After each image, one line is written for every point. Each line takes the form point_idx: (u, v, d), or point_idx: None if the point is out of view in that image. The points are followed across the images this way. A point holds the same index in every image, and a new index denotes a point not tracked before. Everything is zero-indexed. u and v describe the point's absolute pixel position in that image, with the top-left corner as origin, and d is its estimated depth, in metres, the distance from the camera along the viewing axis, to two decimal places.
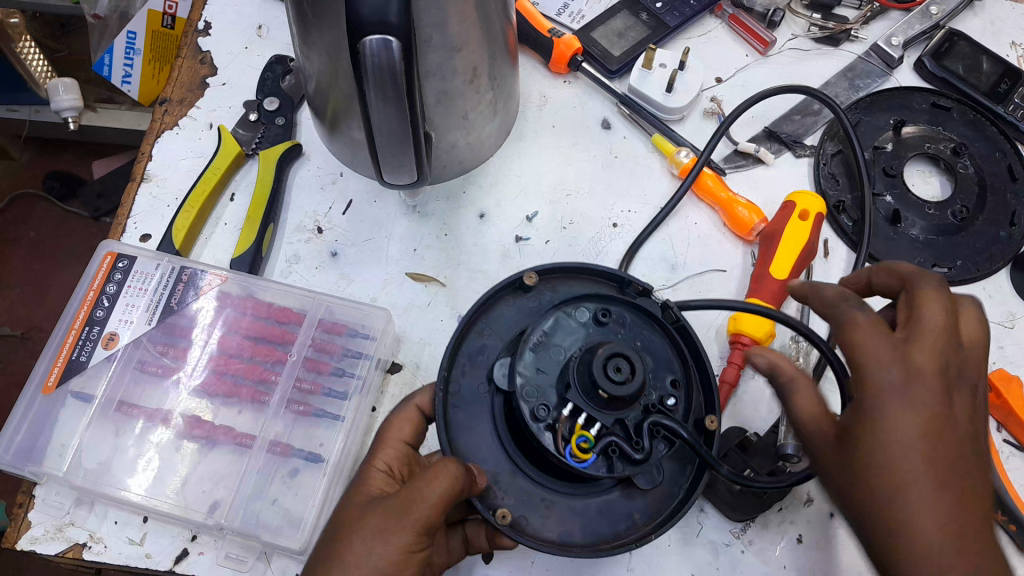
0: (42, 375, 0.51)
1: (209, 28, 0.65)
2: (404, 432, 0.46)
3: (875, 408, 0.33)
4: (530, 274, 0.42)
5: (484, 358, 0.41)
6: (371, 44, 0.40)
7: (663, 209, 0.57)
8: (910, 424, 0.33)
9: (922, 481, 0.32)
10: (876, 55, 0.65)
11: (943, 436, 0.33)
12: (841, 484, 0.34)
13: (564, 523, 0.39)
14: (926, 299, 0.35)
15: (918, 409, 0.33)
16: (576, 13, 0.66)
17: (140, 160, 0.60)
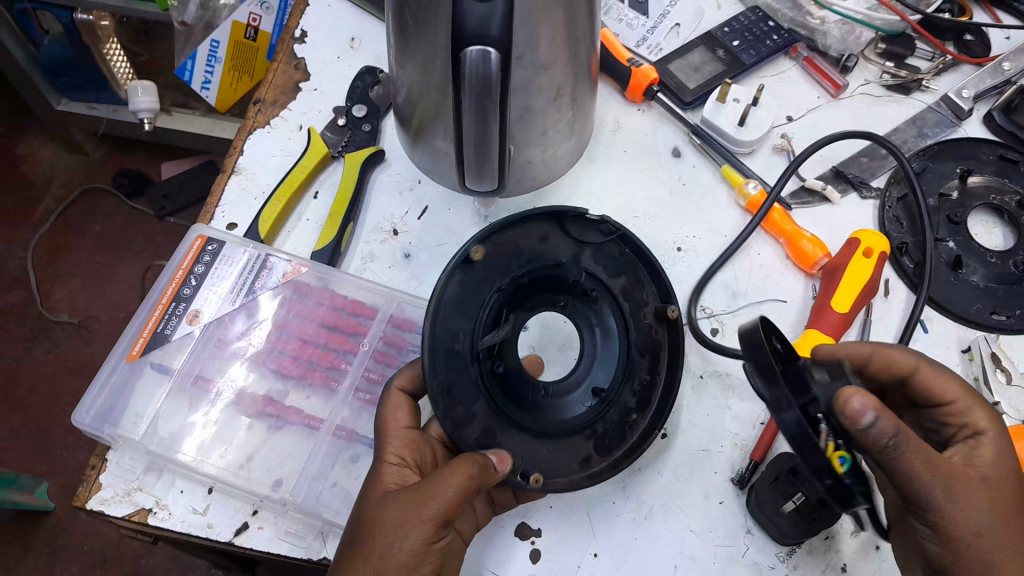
0: (128, 344, 0.54)
1: (305, 36, 0.69)
2: (401, 418, 0.47)
3: (1006, 455, 0.43)
4: (475, 249, 0.44)
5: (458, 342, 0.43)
6: (471, 54, 0.43)
7: (734, 241, 0.58)
8: (997, 488, 0.41)
9: (1005, 504, 0.40)
10: (946, 105, 0.67)
11: (1015, 499, 0.41)
12: (958, 491, 0.39)
13: (580, 454, 0.44)
14: (935, 377, 0.45)
15: (999, 458, 0.42)
16: (654, 46, 0.69)
17: (232, 154, 0.63)
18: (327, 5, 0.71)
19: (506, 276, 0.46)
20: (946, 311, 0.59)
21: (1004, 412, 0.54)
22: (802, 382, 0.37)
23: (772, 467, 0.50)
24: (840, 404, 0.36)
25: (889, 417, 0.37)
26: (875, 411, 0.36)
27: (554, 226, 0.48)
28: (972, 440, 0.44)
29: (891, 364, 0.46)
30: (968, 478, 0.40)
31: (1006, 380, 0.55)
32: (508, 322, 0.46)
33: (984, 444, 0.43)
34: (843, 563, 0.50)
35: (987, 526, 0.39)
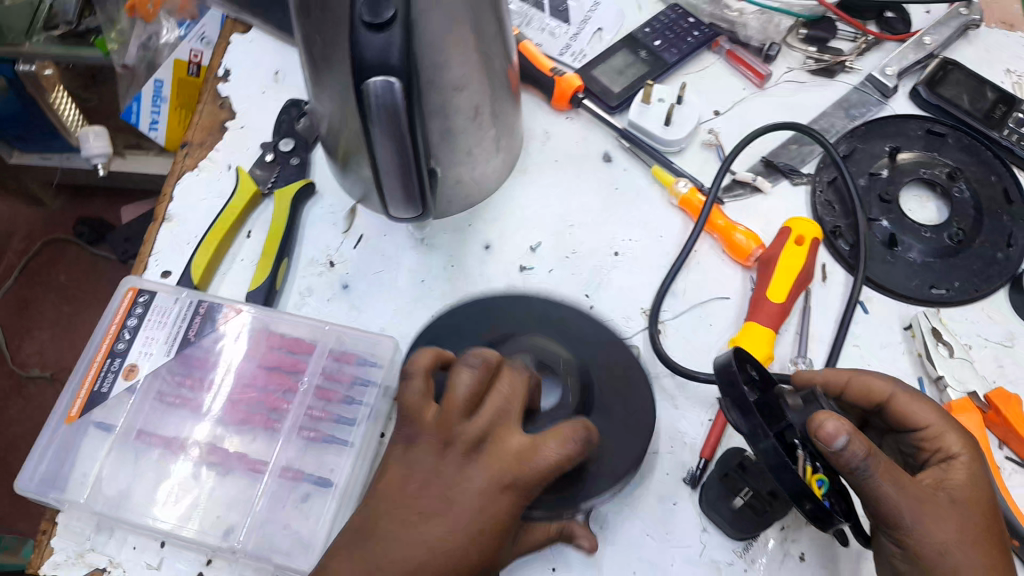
0: (66, 406, 0.53)
1: (228, 74, 0.69)
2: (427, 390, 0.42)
3: (980, 482, 0.43)
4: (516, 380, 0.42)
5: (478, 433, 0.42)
6: (374, 86, 0.42)
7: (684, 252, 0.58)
8: (969, 513, 0.41)
9: (971, 532, 0.40)
10: (871, 84, 0.67)
11: (987, 522, 0.41)
12: (919, 520, 0.40)
13: None
14: (909, 403, 0.46)
15: (973, 485, 0.42)
16: (578, 52, 0.69)
17: (162, 202, 0.63)
18: (249, 42, 0.71)
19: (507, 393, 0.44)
20: (886, 291, 0.59)
21: (948, 386, 0.54)
22: (776, 412, 0.41)
23: (721, 463, 0.52)
24: (816, 427, 0.39)
25: (862, 440, 0.38)
26: (848, 432, 0.38)
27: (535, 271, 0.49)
28: (943, 463, 0.44)
29: (868, 389, 0.47)
30: (939, 502, 0.41)
31: (949, 353, 0.55)
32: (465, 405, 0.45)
33: (955, 468, 0.43)
34: (801, 552, 0.50)
35: (954, 549, 0.40)
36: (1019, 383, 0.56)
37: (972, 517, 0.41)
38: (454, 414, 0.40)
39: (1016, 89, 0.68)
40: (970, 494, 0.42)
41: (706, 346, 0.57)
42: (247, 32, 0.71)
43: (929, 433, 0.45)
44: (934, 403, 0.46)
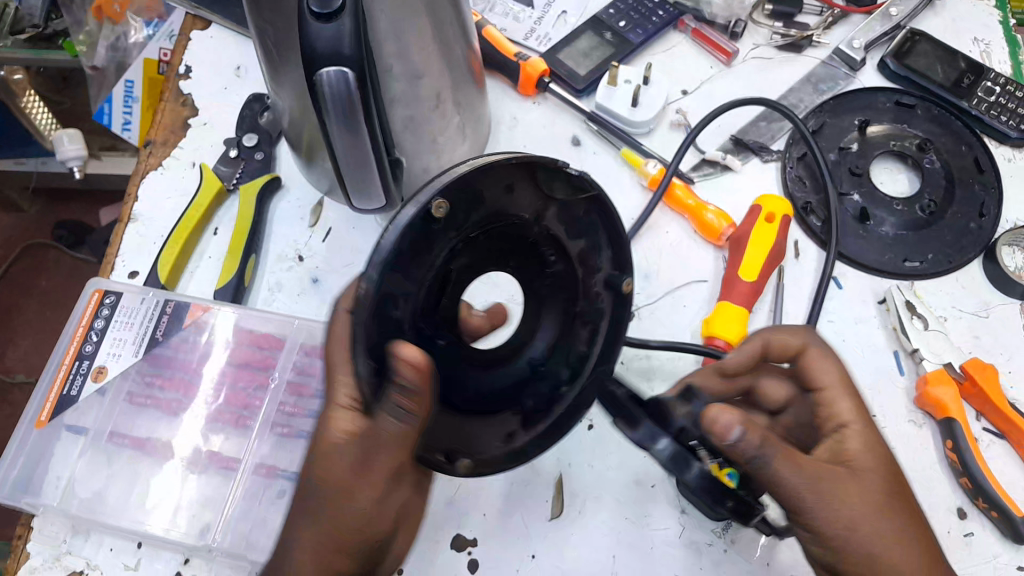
0: (36, 410, 0.52)
1: (190, 71, 0.68)
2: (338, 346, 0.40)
3: (876, 444, 0.43)
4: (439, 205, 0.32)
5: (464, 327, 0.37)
6: (326, 76, 0.41)
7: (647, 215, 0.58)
8: (874, 481, 0.41)
9: (878, 499, 0.41)
10: (839, 58, 0.67)
11: (891, 487, 0.42)
12: (829, 498, 0.40)
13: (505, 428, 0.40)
14: (818, 360, 0.47)
15: (871, 447, 0.43)
16: (542, 37, 0.68)
17: (127, 201, 0.62)
18: (210, 36, 0.70)
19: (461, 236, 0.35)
20: (859, 265, 0.59)
21: (924, 358, 0.54)
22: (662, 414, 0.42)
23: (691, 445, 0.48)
24: (708, 418, 0.40)
25: (755, 429, 0.40)
26: (740, 424, 0.39)
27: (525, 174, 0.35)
28: (835, 430, 0.45)
29: (785, 345, 0.48)
30: (844, 474, 0.41)
31: (924, 326, 0.55)
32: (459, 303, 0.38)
33: (848, 434, 0.44)
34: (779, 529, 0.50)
35: (861, 523, 0.40)
36: (995, 352, 0.56)
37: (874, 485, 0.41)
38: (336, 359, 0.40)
39: (984, 58, 0.68)
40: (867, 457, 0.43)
41: (680, 327, 0.56)
42: (207, 27, 0.70)
43: (827, 398, 0.46)
44: (836, 361, 0.47)
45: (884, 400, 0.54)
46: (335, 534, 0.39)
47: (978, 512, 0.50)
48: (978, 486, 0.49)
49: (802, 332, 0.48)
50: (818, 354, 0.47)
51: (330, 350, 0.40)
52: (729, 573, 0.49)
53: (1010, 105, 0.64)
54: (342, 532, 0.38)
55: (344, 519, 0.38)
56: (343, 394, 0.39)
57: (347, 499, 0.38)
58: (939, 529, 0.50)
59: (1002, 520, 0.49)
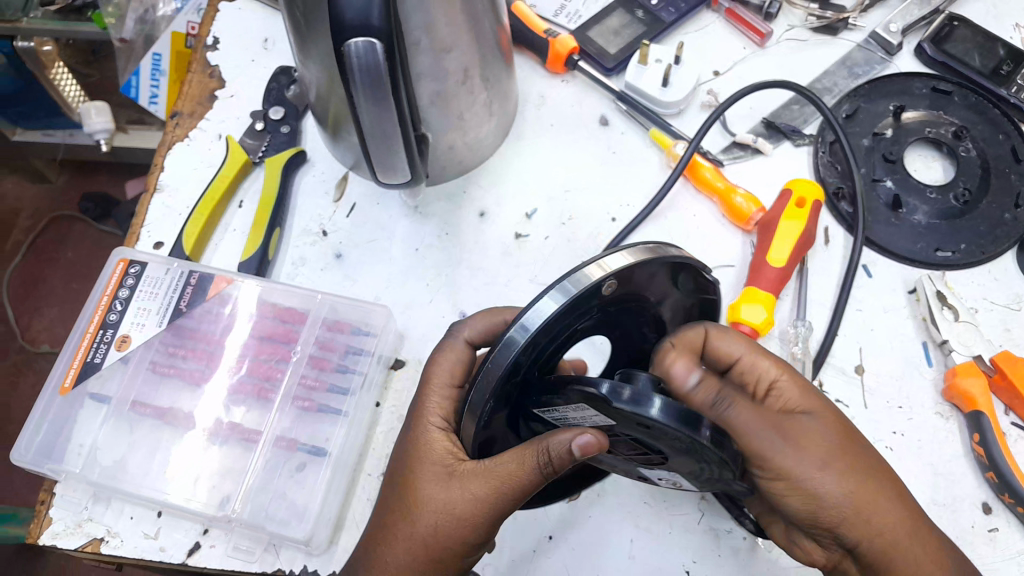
0: (60, 376, 0.53)
1: (218, 42, 0.68)
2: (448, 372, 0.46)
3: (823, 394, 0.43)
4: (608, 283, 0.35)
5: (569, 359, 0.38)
6: (355, 46, 0.41)
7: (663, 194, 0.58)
8: (827, 427, 0.41)
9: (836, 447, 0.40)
10: (875, 41, 0.65)
11: (843, 434, 0.41)
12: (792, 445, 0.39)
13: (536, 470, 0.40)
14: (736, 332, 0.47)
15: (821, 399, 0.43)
16: (573, 14, 0.67)
17: (154, 172, 0.62)
18: (239, 8, 0.70)
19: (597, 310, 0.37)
20: (889, 253, 0.58)
21: (953, 350, 0.53)
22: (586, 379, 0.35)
23: None
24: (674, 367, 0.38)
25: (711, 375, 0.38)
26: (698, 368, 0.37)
27: (671, 270, 0.38)
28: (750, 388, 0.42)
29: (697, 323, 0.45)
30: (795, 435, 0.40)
31: (954, 317, 0.54)
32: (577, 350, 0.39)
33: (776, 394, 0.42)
34: None
35: (825, 467, 0.39)
36: None
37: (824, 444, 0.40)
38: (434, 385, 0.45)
39: None
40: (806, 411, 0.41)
41: None
42: None
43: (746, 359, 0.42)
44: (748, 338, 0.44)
45: (908, 391, 0.53)
46: (427, 550, 0.41)
47: (1004, 507, 0.49)
48: (1004, 480, 0.48)
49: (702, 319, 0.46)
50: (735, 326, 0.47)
51: (428, 373, 0.46)
52: (746, 560, 0.49)
53: None
54: (435, 549, 0.41)
55: (438, 539, 0.41)
56: (436, 413, 0.44)
57: (451, 522, 0.41)
58: (962, 523, 0.49)
59: None
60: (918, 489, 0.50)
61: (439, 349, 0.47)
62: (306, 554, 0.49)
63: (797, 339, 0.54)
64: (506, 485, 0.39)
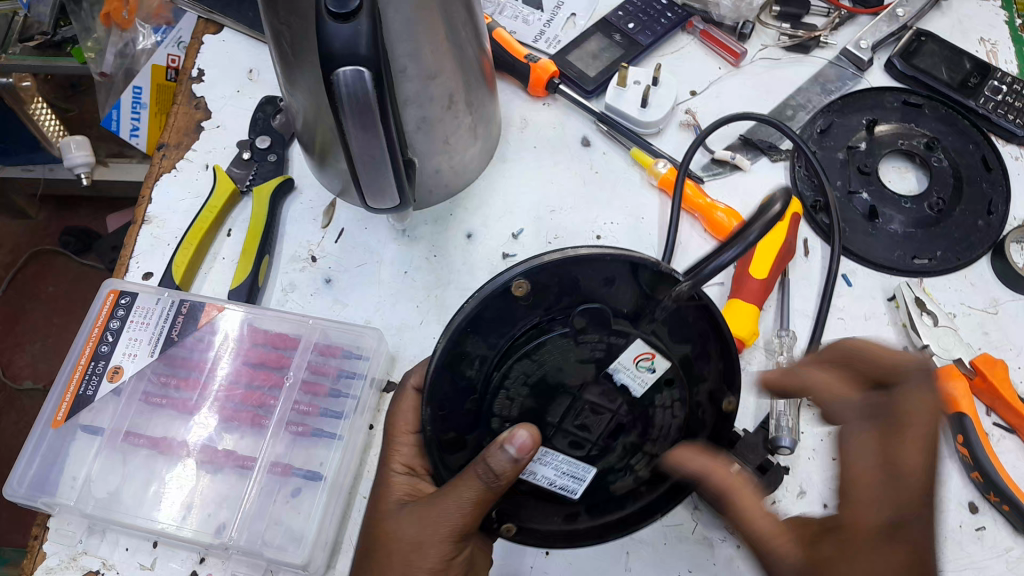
0: (51, 410, 0.53)
1: (203, 74, 0.69)
2: (409, 420, 0.48)
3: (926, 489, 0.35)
4: (518, 283, 0.37)
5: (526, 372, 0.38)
6: (343, 75, 0.41)
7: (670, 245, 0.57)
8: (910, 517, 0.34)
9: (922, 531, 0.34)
10: (846, 59, 0.68)
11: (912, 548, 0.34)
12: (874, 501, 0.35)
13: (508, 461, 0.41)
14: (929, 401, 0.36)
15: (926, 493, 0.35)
16: (552, 39, 0.69)
17: (141, 203, 0.63)
18: (222, 41, 0.71)
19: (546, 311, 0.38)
20: (867, 262, 0.59)
21: (934, 354, 0.54)
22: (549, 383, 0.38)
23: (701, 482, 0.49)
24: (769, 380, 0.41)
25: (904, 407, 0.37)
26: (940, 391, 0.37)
27: (627, 269, 0.37)
28: (880, 411, 0.37)
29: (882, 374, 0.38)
30: (854, 520, 0.35)
31: (934, 322, 0.56)
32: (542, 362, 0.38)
33: (868, 467, 0.36)
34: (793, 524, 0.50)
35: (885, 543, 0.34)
36: (1005, 348, 0.56)
37: (895, 535, 0.34)
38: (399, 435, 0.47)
39: (990, 58, 0.69)
40: (898, 497, 0.34)
41: None
42: (220, 31, 0.71)
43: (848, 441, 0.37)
44: (930, 395, 0.36)
45: None
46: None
47: (990, 505, 0.51)
48: (988, 479, 0.50)
49: (844, 350, 0.40)
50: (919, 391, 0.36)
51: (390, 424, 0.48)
52: (742, 569, 0.49)
53: (1017, 104, 0.64)
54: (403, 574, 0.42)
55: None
56: (399, 460, 0.47)
57: (412, 552, 0.42)
58: (950, 523, 0.50)
59: (1013, 513, 0.49)
60: None
61: (393, 399, 0.49)
62: None
63: (782, 348, 0.55)
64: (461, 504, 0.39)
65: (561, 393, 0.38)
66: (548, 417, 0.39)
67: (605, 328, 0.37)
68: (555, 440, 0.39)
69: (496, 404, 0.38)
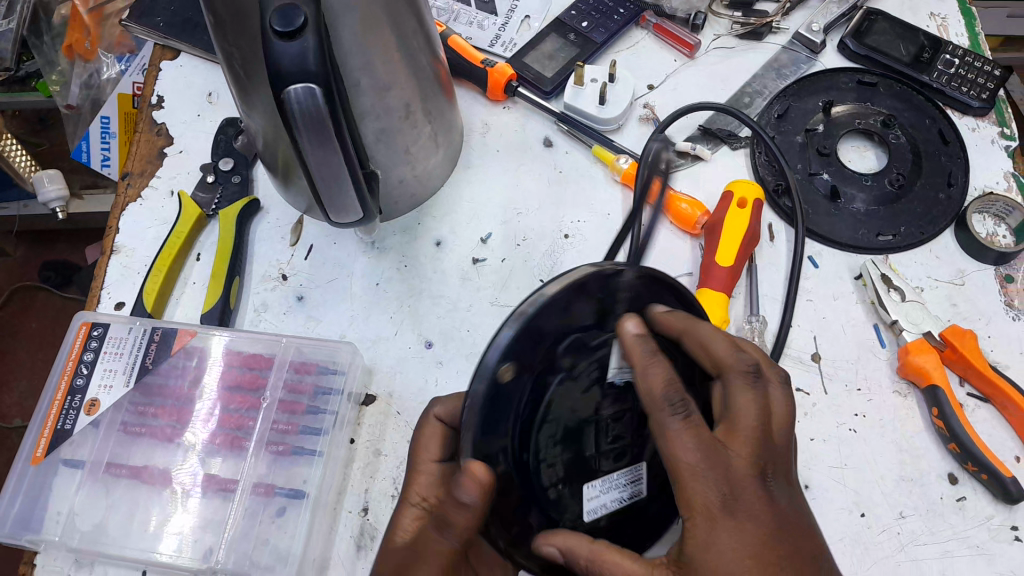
0: (30, 447, 0.53)
1: (162, 101, 0.69)
2: (433, 450, 0.45)
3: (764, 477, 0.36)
4: (500, 374, 0.35)
5: (553, 427, 0.38)
6: (295, 93, 0.41)
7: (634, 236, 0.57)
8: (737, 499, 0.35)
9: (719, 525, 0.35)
10: (799, 42, 0.68)
11: (765, 533, 0.35)
12: (737, 477, 0.35)
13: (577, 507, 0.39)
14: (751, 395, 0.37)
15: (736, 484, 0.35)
16: (508, 42, 0.69)
17: (109, 234, 0.63)
18: (180, 66, 0.71)
19: (530, 377, 0.37)
20: (832, 242, 0.60)
21: (903, 329, 0.55)
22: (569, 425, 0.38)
23: None
24: (622, 346, 0.38)
25: (740, 384, 0.38)
26: (754, 373, 0.38)
27: (570, 294, 0.37)
28: (682, 406, 0.36)
29: (713, 353, 0.39)
30: (697, 518, 0.35)
31: (901, 298, 0.56)
32: (556, 413, 0.38)
33: (683, 466, 0.35)
34: None
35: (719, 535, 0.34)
36: (974, 319, 0.57)
37: (757, 531, 0.34)
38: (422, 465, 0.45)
39: (942, 32, 0.70)
40: (737, 494, 0.35)
41: None
42: (177, 57, 0.71)
43: (668, 432, 0.36)
44: (752, 392, 0.38)
45: (864, 372, 0.55)
46: None
47: (969, 475, 0.51)
48: (965, 449, 0.50)
49: (692, 321, 0.40)
50: (737, 390, 0.38)
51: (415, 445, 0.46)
52: None
53: (971, 76, 0.65)
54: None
55: None
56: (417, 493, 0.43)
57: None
58: (930, 495, 0.51)
59: (992, 481, 0.50)
60: (886, 467, 0.52)
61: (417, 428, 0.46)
62: None
63: (754, 334, 0.55)
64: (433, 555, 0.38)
65: (584, 426, 0.39)
66: (587, 452, 0.39)
67: (587, 352, 0.38)
68: (601, 465, 0.39)
69: (543, 476, 0.38)
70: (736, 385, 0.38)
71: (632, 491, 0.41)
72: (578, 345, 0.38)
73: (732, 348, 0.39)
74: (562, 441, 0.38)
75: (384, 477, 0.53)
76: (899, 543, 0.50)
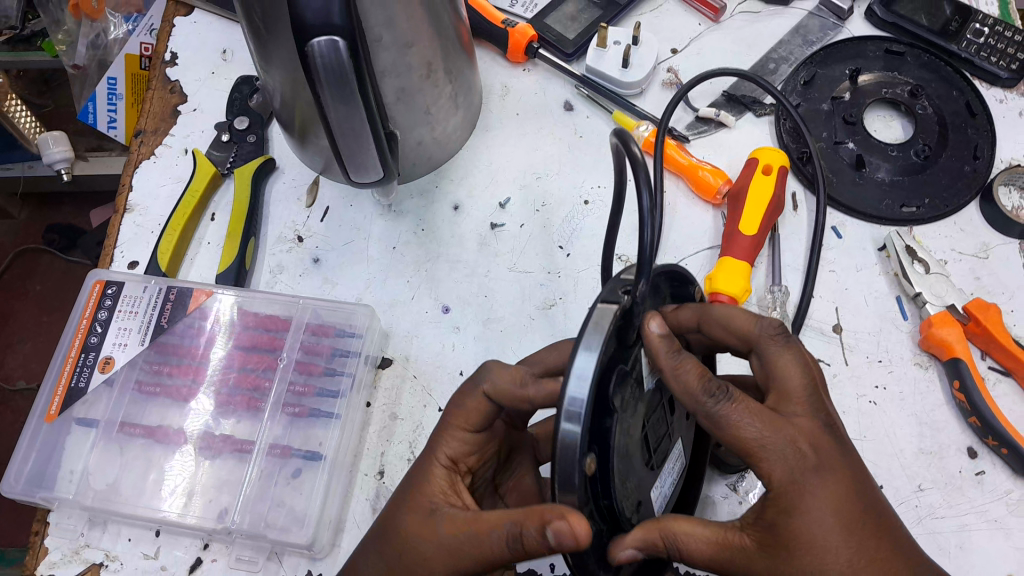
0: (44, 404, 0.52)
1: (176, 58, 0.67)
2: (470, 421, 0.42)
3: (834, 431, 0.36)
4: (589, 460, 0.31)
5: (625, 457, 0.35)
6: (318, 45, 0.40)
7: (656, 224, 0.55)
8: (818, 464, 0.34)
9: (808, 495, 0.34)
10: (826, 9, 0.67)
11: (851, 489, 0.35)
12: (807, 439, 0.35)
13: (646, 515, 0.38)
14: (791, 362, 0.37)
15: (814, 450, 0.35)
16: (529, 2, 0.67)
17: (122, 192, 0.62)
18: (194, 22, 0.69)
19: (600, 437, 0.33)
20: (855, 213, 0.59)
21: (926, 301, 0.54)
22: (633, 449, 0.36)
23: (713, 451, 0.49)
24: (649, 348, 0.35)
25: (782, 351, 0.38)
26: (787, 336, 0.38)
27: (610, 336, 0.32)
28: (722, 391, 0.35)
29: (728, 329, 0.39)
30: (782, 490, 0.34)
31: (925, 270, 0.56)
32: (624, 444, 0.35)
33: (751, 444, 0.35)
34: None
35: (808, 502, 0.34)
36: (998, 292, 0.56)
37: (841, 487, 0.34)
38: (452, 430, 0.43)
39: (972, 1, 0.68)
40: (815, 457, 0.35)
41: None
42: (190, 13, 0.70)
43: (722, 418, 0.35)
44: (792, 350, 0.38)
45: (886, 344, 0.55)
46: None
47: (989, 449, 0.51)
48: (986, 423, 0.50)
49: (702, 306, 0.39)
50: (778, 357, 0.38)
51: (449, 411, 0.43)
52: None
53: (1001, 46, 0.64)
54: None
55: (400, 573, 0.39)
56: (444, 452, 0.42)
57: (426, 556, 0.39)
58: (950, 470, 0.51)
59: (1012, 455, 0.50)
60: (905, 440, 0.52)
61: (459, 394, 0.43)
62: (308, 559, 0.49)
63: (775, 304, 0.55)
64: (487, 554, 0.37)
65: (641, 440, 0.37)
66: (645, 465, 0.38)
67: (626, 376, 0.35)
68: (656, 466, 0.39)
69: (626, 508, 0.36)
70: (774, 353, 0.38)
71: (676, 471, 0.42)
72: (623, 376, 0.34)
73: (752, 318, 0.39)
74: (632, 464, 0.36)
75: (400, 441, 0.53)
76: (917, 516, 0.49)
